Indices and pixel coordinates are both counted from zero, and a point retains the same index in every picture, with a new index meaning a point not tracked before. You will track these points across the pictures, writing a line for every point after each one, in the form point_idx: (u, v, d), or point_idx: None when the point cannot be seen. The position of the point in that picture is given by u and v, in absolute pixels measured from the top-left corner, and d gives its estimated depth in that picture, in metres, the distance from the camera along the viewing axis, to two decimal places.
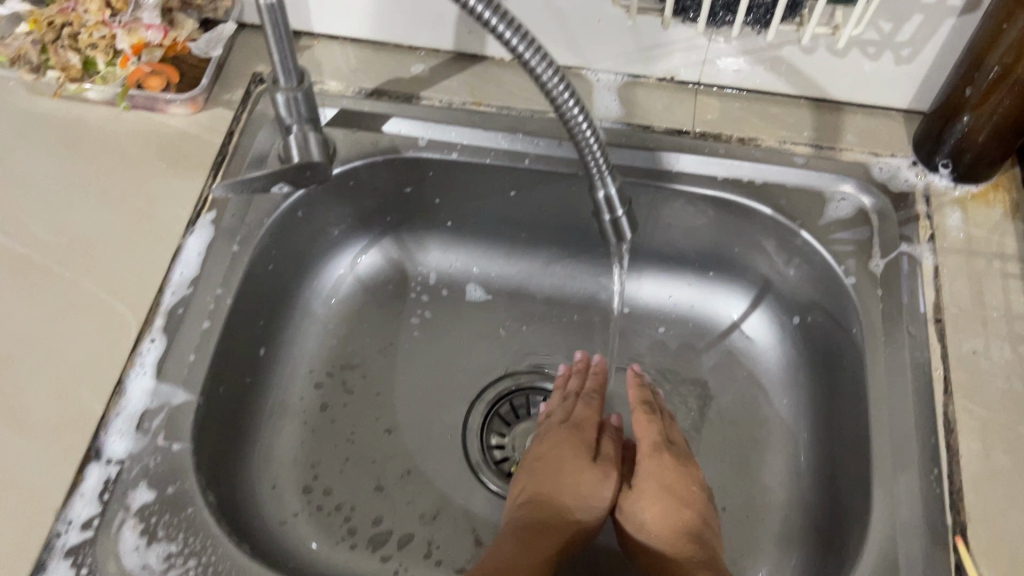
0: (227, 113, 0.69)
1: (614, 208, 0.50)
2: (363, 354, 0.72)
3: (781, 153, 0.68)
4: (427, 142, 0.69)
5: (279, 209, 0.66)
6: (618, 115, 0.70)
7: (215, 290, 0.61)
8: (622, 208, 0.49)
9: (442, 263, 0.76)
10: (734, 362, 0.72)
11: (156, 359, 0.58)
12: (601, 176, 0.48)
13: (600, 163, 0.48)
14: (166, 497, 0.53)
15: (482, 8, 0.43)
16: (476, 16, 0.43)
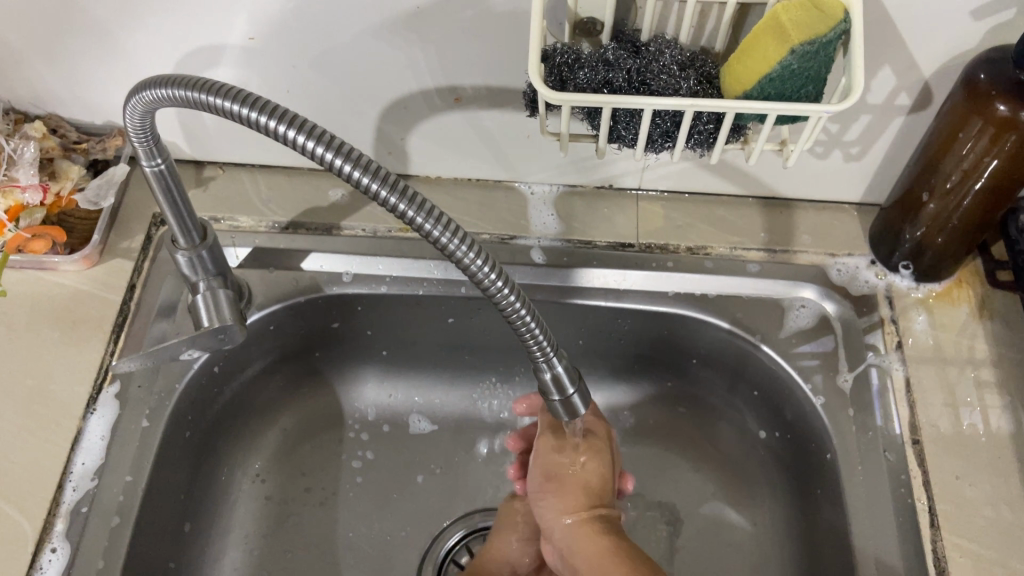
0: (127, 264, 0.62)
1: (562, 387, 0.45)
2: (301, 509, 0.66)
3: (733, 261, 0.64)
4: (352, 276, 0.63)
5: (192, 371, 0.59)
6: (556, 231, 0.65)
7: (123, 478, 0.54)
8: (572, 387, 0.45)
9: (380, 395, 0.71)
10: (702, 480, 0.67)
11: (58, 574, 0.51)
12: (545, 357, 0.44)
13: (541, 342, 0.44)
14: None
15: (395, 197, 0.40)
16: (389, 208, 0.40)
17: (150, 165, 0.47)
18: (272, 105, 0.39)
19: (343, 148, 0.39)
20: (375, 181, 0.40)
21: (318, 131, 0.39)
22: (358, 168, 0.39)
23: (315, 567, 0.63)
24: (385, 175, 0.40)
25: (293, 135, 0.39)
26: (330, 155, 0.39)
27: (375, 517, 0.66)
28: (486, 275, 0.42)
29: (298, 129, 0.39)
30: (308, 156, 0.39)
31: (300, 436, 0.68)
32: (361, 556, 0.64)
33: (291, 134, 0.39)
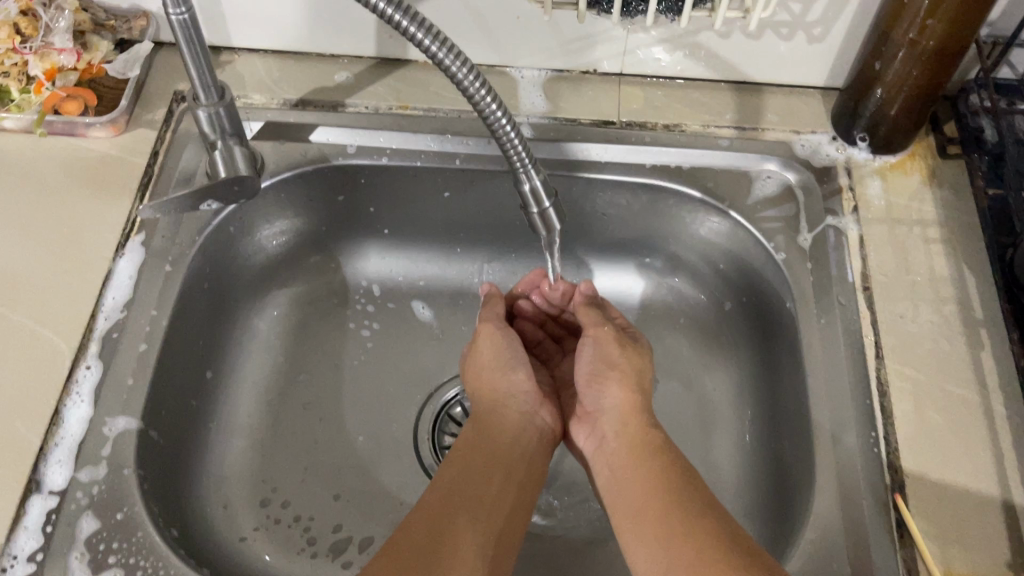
0: (151, 133, 0.68)
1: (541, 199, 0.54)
2: (309, 367, 0.72)
3: (706, 136, 0.70)
4: (356, 148, 0.69)
5: (210, 226, 0.65)
6: (543, 110, 0.70)
7: (150, 311, 0.60)
8: (548, 199, 0.54)
9: (381, 270, 0.77)
10: (677, 345, 0.74)
11: (92, 387, 0.57)
12: (525, 170, 0.52)
13: (523, 157, 0.52)
14: (115, 523, 0.53)
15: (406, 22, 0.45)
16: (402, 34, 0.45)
17: (176, 12, 0.53)
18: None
19: None
20: (401, 16, 0.45)
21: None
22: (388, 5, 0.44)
23: (323, 414, 0.70)
24: (408, 9, 0.45)
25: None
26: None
27: (377, 376, 0.73)
28: (483, 96, 0.48)
29: None
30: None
31: (309, 302, 0.75)
32: (363, 408, 0.71)
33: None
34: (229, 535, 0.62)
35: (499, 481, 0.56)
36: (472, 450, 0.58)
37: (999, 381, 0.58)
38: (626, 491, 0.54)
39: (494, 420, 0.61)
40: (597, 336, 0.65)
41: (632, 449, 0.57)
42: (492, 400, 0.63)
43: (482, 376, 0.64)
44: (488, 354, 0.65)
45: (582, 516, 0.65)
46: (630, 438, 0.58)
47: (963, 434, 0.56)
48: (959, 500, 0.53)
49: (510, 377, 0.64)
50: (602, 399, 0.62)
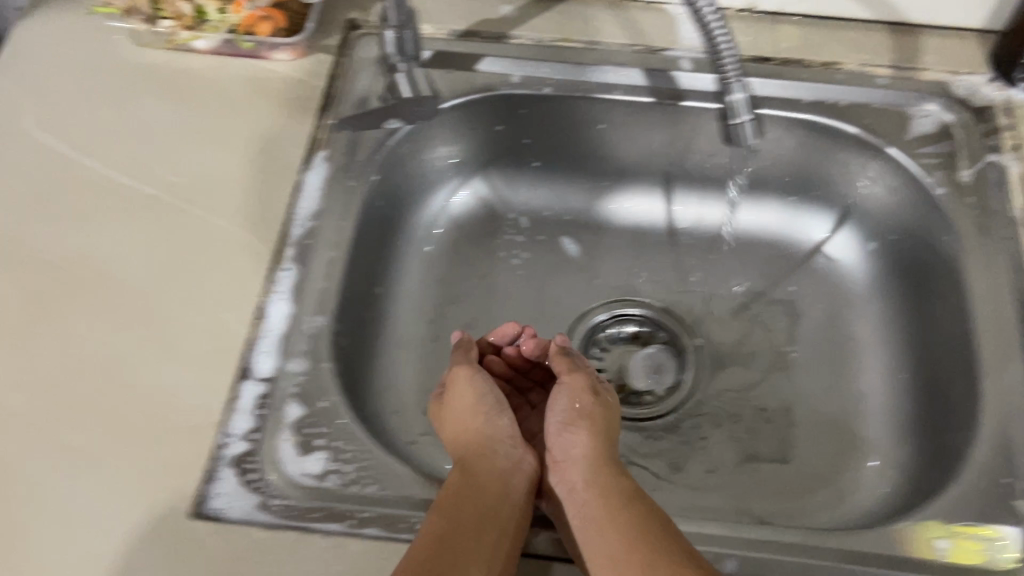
0: (329, 58, 0.71)
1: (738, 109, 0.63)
2: (464, 289, 0.76)
3: (862, 76, 0.71)
4: (520, 78, 0.72)
5: (384, 147, 0.69)
6: (703, 44, 0.72)
7: (337, 221, 0.64)
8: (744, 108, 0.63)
9: (527, 201, 0.79)
10: (819, 281, 0.76)
11: (291, 286, 0.61)
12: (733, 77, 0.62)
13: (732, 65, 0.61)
14: (317, 410, 0.56)
15: None
16: None
17: None
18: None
19: None
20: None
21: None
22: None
23: (480, 334, 0.74)
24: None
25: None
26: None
27: (528, 302, 0.76)
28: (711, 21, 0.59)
29: None
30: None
31: (462, 229, 0.78)
32: (517, 332, 0.74)
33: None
34: (403, 436, 0.65)
35: (490, 535, 0.52)
36: (464, 490, 0.55)
37: None
38: (600, 539, 0.52)
39: (474, 466, 0.58)
40: (571, 384, 0.64)
41: (600, 501, 0.55)
42: (480, 445, 0.60)
43: (448, 424, 0.62)
44: (461, 403, 0.63)
45: (721, 435, 0.70)
46: (617, 492, 0.56)
47: None
48: None
49: (474, 421, 0.62)
50: (570, 448, 0.61)
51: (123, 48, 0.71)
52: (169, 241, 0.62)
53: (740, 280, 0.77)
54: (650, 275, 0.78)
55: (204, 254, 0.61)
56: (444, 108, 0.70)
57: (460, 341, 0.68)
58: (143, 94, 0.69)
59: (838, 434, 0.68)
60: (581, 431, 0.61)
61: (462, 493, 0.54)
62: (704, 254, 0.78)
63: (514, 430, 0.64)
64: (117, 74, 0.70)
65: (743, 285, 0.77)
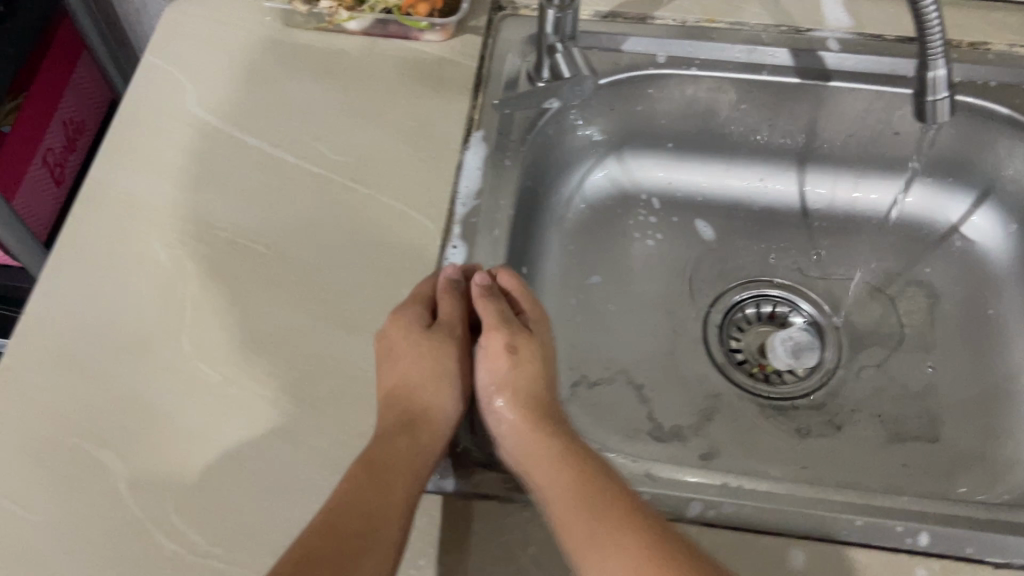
0: (477, 39, 0.72)
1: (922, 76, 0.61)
2: (602, 269, 0.76)
3: (1011, 57, 0.71)
4: (665, 58, 0.72)
5: (535, 127, 0.69)
6: (849, 25, 0.73)
7: (498, 200, 0.65)
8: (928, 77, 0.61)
9: (660, 180, 0.80)
10: (958, 262, 0.76)
11: (462, 263, 0.61)
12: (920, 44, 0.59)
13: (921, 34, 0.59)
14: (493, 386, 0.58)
15: None
16: None
17: None
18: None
19: None
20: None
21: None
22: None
23: (621, 313, 0.74)
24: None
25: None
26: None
27: (665, 279, 0.76)
28: None
29: None
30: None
31: (597, 211, 0.79)
32: (656, 310, 0.75)
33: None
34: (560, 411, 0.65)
35: (392, 495, 0.48)
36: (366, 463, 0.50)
37: None
38: (564, 504, 0.48)
39: (420, 427, 0.53)
40: (488, 346, 0.58)
41: (548, 459, 0.51)
42: (392, 397, 0.54)
43: (386, 361, 0.55)
44: (404, 354, 0.55)
45: (869, 414, 0.70)
46: (554, 453, 0.52)
47: None
48: None
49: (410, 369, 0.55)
50: (501, 411, 0.55)
51: (275, 29, 0.72)
52: (339, 218, 0.63)
53: (876, 263, 0.77)
54: (784, 257, 0.78)
55: (373, 231, 0.62)
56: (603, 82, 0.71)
57: (465, 264, 0.62)
58: (299, 74, 0.70)
59: (987, 413, 0.68)
60: (510, 392, 0.56)
61: (373, 463, 0.50)
62: (837, 235, 0.79)
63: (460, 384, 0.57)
64: (271, 54, 0.71)
65: (879, 268, 0.77)
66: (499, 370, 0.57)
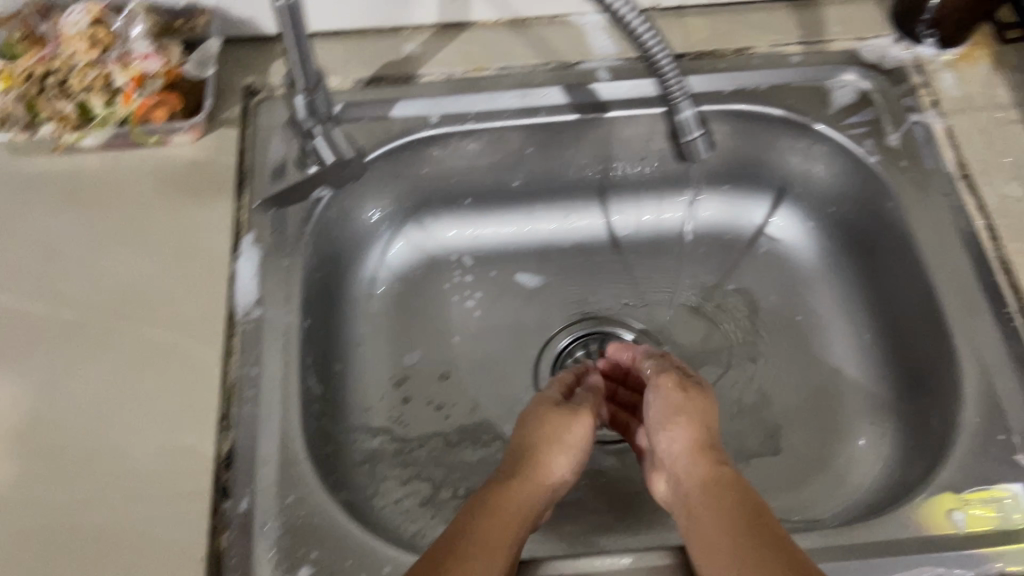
0: (232, 132, 0.67)
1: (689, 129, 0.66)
2: (421, 342, 0.73)
3: (776, 57, 0.71)
4: (438, 118, 0.69)
5: (314, 214, 0.65)
6: (616, 52, 0.71)
7: (282, 307, 0.60)
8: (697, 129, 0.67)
9: (465, 238, 0.77)
10: (770, 263, 0.76)
11: (252, 388, 0.56)
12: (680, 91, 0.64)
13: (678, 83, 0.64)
14: (296, 514, 0.52)
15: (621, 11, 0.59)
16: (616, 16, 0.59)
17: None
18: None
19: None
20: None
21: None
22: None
23: (448, 387, 0.71)
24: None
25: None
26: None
27: (488, 338, 0.74)
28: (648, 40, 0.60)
29: None
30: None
31: (405, 281, 0.74)
32: (485, 373, 0.72)
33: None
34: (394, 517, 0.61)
35: (501, 533, 0.49)
36: (528, 469, 0.55)
37: None
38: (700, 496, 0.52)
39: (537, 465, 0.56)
40: (664, 398, 0.61)
41: (711, 490, 0.52)
42: (514, 445, 0.58)
43: (529, 424, 0.59)
44: (559, 421, 0.59)
45: None
46: (695, 486, 0.53)
47: None
48: None
49: (531, 424, 0.59)
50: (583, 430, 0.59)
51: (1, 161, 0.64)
52: (104, 365, 0.57)
53: (693, 279, 0.76)
54: (602, 290, 0.76)
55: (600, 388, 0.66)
56: (372, 157, 0.67)
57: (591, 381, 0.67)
58: (35, 208, 0.62)
59: (819, 414, 0.68)
60: (687, 430, 0.58)
61: (533, 492, 0.54)
62: (649, 258, 0.77)
63: (587, 451, 0.59)
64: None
65: (697, 285, 0.76)
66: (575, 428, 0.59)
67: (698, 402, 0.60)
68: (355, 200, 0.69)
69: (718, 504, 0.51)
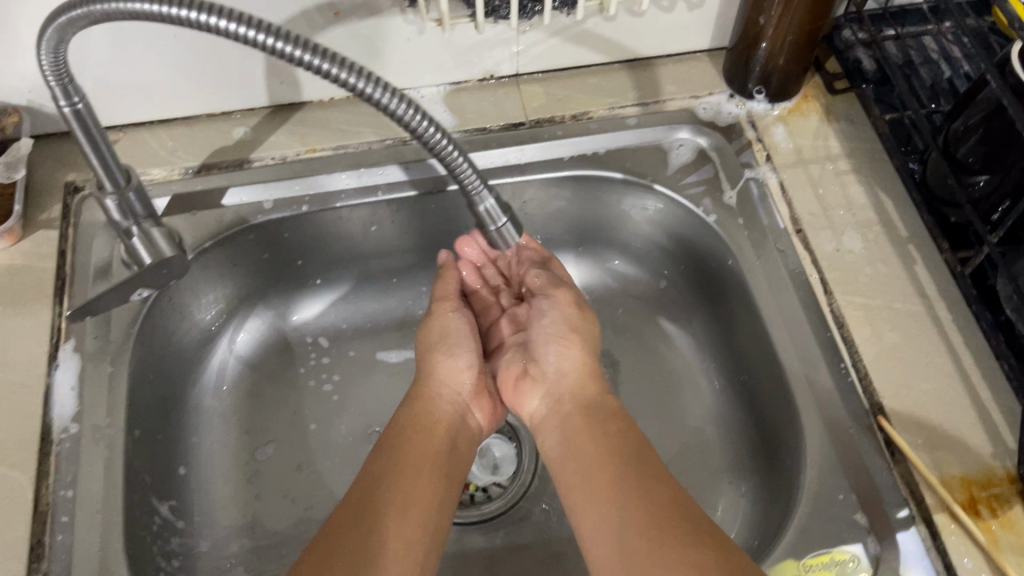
0: (52, 233, 0.64)
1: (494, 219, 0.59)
2: (274, 430, 0.70)
3: (613, 119, 0.71)
4: (272, 203, 0.67)
5: (141, 314, 0.62)
6: (453, 124, 0.70)
7: (102, 418, 0.57)
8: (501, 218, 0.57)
9: (320, 317, 0.75)
10: (629, 321, 0.75)
11: (64, 510, 0.53)
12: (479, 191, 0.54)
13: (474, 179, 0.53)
14: None
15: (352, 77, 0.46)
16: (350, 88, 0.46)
17: (67, 104, 0.50)
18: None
19: (334, 56, 0.45)
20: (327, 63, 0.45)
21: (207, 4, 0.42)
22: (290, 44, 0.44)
23: (302, 477, 0.68)
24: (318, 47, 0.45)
25: (184, 13, 0.41)
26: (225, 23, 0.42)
27: (346, 422, 0.71)
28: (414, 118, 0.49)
29: (239, 23, 0.42)
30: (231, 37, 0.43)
31: (256, 368, 0.72)
32: (343, 462, 0.69)
33: (207, 20, 0.42)
34: None
35: (398, 512, 0.50)
36: (425, 412, 0.59)
37: (939, 290, 0.62)
38: (574, 442, 0.55)
39: (427, 428, 0.58)
40: (557, 316, 0.65)
41: (591, 434, 0.55)
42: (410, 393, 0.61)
43: (428, 369, 0.63)
44: (441, 356, 0.64)
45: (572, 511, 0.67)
46: (580, 423, 0.56)
47: (923, 350, 0.59)
48: (936, 406, 0.57)
49: (438, 355, 0.64)
50: (465, 363, 0.64)
51: None
52: None
53: None
54: None
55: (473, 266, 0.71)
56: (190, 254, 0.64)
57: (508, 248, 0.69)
58: None
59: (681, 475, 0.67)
60: (568, 360, 0.62)
61: (425, 432, 0.58)
62: None
63: (474, 390, 0.64)
64: None
65: None
66: (464, 358, 0.65)
67: (576, 319, 0.65)
68: (192, 291, 0.66)
69: (601, 441, 0.53)
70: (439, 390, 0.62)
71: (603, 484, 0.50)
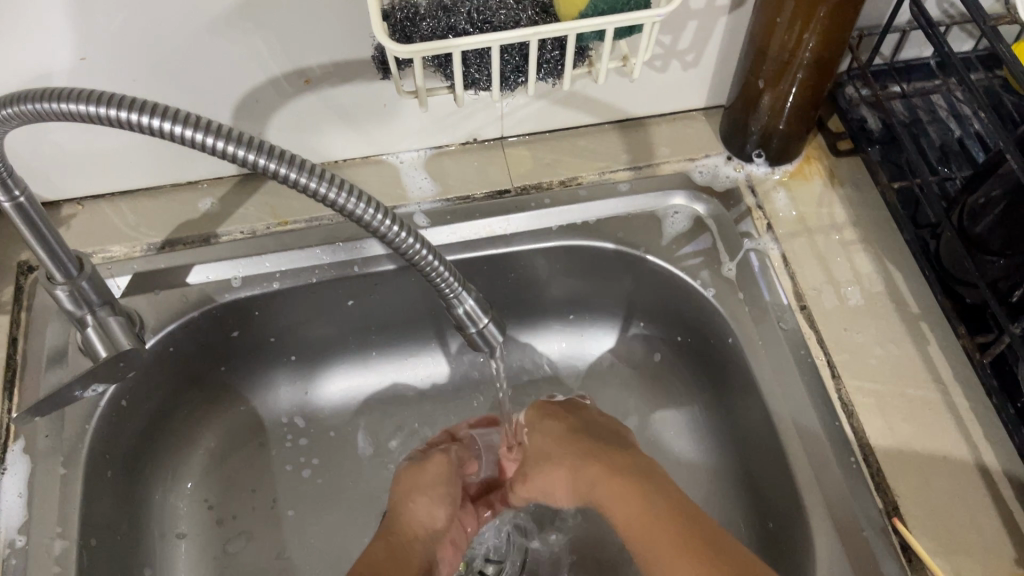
0: (3, 319, 0.60)
1: (477, 319, 0.52)
2: (246, 519, 0.65)
3: (604, 185, 0.67)
4: (241, 280, 0.63)
5: (99, 409, 0.57)
6: (433, 193, 0.66)
7: (52, 530, 0.53)
8: (486, 317, 0.52)
9: (297, 395, 0.70)
10: (624, 395, 0.71)
11: None
12: (454, 291, 0.50)
13: (449, 280, 0.50)
14: None
15: (307, 179, 0.43)
16: (306, 191, 0.43)
17: (7, 199, 0.45)
18: (98, 93, 0.38)
19: (287, 157, 0.42)
20: (272, 161, 0.41)
21: (137, 102, 0.38)
22: (246, 149, 0.41)
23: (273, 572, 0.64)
24: (263, 145, 0.41)
25: (127, 116, 0.38)
26: (157, 121, 0.38)
27: (322, 512, 0.66)
28: (373, 216, 0.45)
29: (181, 123, 0.39)
30: (166, 137, 0.39)
31: (226, 453, 0.68)
32: (317, 555, 0.64)
33: (138, 119, 0.38)
34: None
35: None
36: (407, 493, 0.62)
37: (953, 374, 0.58)
38: (662, 551, 0.52)
39: (400, 531, 0.59)
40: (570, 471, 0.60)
41: (669, 529, 0.52)
42: (419, 498, 0.62)
43: (421, 471, 0.63)
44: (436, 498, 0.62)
45: None
46: (616, 483, 0.56)
47: (939, 444, 0.55)
48: (954, 506, 0.53)
49: (440, 480, 0.63)
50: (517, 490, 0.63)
51: None
52: None
53: None
54: None
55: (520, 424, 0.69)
56: (152, 341, 0.60)
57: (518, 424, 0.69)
58: None
59: None
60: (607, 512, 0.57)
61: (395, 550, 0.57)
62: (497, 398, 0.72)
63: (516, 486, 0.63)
64: None
65: None
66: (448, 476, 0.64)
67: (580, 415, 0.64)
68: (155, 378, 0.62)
69: (663, 524, 0.53)
70: (430, 513, 0.61)
71: (675, 560, 0.51)
